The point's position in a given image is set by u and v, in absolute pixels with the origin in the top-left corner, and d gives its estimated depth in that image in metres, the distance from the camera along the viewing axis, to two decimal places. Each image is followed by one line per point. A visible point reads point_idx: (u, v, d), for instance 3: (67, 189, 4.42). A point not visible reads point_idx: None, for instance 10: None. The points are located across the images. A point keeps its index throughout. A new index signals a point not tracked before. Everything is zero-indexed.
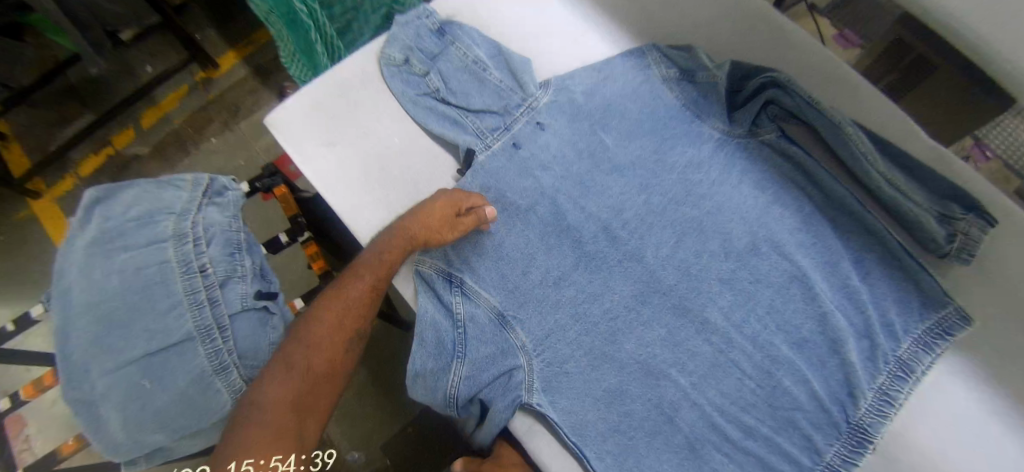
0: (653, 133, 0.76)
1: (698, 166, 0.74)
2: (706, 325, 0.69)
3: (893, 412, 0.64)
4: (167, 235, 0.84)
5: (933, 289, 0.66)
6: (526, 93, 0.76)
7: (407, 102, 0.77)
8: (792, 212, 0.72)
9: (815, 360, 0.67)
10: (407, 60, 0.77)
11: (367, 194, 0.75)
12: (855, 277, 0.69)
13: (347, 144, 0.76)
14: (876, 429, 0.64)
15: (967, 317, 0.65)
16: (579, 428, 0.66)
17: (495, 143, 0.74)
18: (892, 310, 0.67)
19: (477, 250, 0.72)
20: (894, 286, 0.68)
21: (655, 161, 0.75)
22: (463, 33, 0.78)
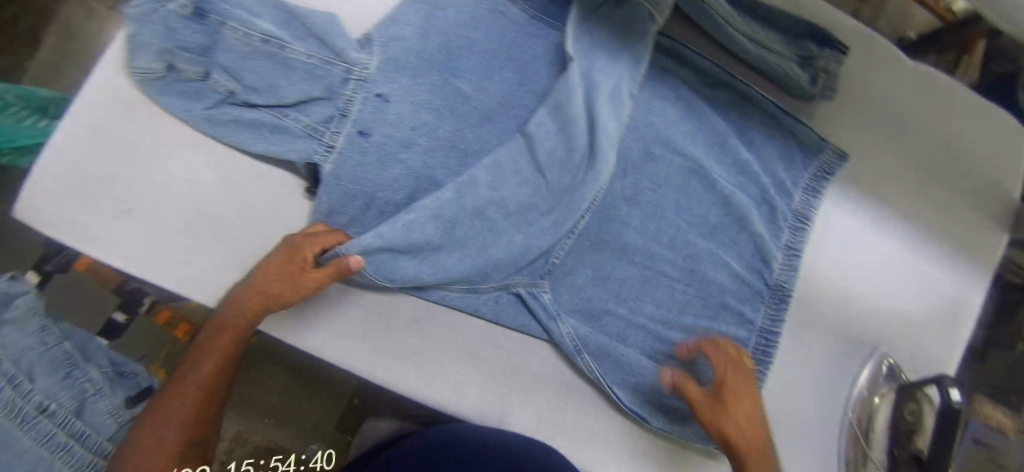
0: (510, 62, 0.65)
1: (585, 78, 0.65)
2: (630, 248, 0.68)
3: (797, 261, 0.70)
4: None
5: (810, 138, 0.70)
6: (347, 61, 0.60)
7: (200, 122, 0.58)
8: (673, 104, 0.68)
9: (731, 240, 0.70)
10: (172, 66, 0.57)
11: (202, 255, 0.58)
12: (743, 148, 0.70)
13: (146, 204, 0.58)
14: (789, 283, 0.70)
15: (839, 154, 0.70)
16: (548, 394, 0.65)
17: (337, 138, 0.60)
18: (780, 170, 0.70)
19: (378, 262, 0.60)
20: (776, 146, 0.70)
21: (525, 94, 0.65)
22: (233, 5, 0.58)
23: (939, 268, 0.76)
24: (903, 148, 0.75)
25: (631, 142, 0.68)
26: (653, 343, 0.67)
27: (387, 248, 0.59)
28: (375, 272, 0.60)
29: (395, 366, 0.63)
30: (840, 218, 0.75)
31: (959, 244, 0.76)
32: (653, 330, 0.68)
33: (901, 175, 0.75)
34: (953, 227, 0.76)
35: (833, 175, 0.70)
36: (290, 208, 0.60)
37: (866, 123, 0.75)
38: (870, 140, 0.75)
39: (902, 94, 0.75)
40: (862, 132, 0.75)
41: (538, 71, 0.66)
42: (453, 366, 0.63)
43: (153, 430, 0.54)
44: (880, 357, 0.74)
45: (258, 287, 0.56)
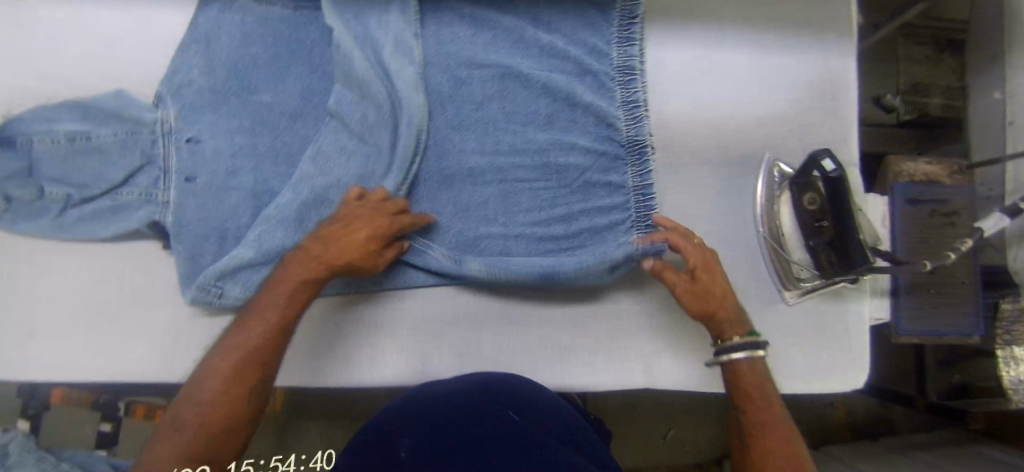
0: (296, 58, 0.69)
1: (362, 40, 0.68)
2: (478, 168, 0.70)
3: (640, 114, 0.71)
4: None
5: None
6: (149, 124, 0.65)
7: (54, 232, 0.64)
8: (461, 25, 0.70)
9: (570, 120, 0.71)
10: (7, 196, 0.62)
11: (106, 340, 0.64)
12: (542, 33, 0.70)
13: (43, 317, 0.64)
14: (642, 134, 0.70)
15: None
16: (455, 333, 0.69)
17: (171, 192, 0.65)
18: (587, 36, 0.71)
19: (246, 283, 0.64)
20: (573, 18, 0.71)
21: (321, 79, 0.69)
22: (32, 123, 0.63)
23: (790, 56, 0.75)
24: None
25: (436, 76, 0.70)
26: (535, 247, 0.69)
27: (247, 263, 0.63)
28: (216, 302, 0.64)
29: (313, 364, 0.67)
30: (673, 54, 0.74)
31: (798, 27, 0.75)
32: (530, 235, 0.69)
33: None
34: (790, 17, 0.75)
35: (637, 18, 0.70)
36: (162, 269, 0.66)
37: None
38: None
39: None
40: None
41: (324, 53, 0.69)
42: (364, 341, 0.68)
43: (204, 393, 0.54)
44: (769, 164, 0.73)
45: (324, 240, 0.60)
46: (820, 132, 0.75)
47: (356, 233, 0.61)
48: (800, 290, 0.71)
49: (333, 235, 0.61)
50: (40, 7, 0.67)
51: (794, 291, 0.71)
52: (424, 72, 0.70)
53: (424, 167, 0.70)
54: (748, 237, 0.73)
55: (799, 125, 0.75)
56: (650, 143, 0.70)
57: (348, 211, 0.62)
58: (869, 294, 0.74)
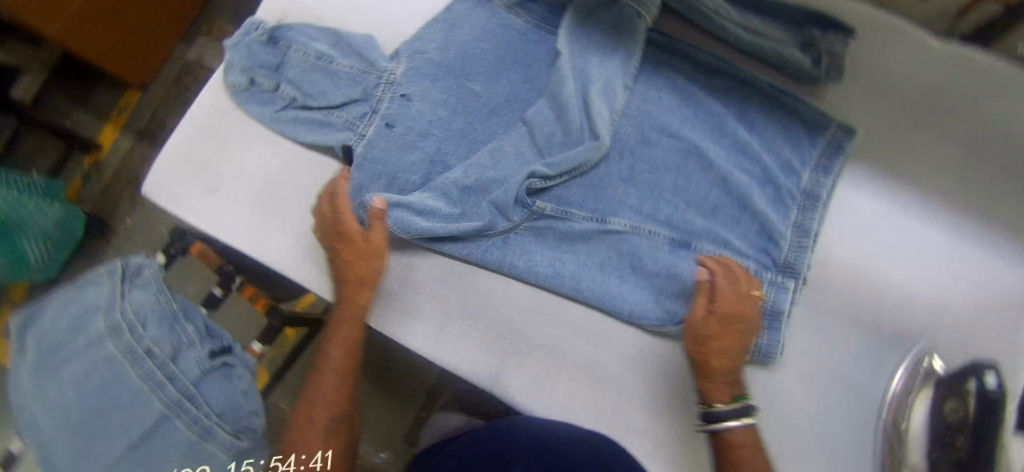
0: (515, 65, 0.76)
1: (580, 72, 0.73)
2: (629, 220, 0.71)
3: (807, 244, 0.68)
4: (117, 353, 0.81)
5: (814, 118, 0.70)
6: (380, 70, 0.75)
7: (269, 121, 0.75)
8: (668, 93, 0.73)
9: (735, 218, 0.70)
10: (252, 80, 0.75)
11: (264, 222, 0.74)
12: (743, 129, 0.71)
13: (228, 182, 0.75)
14: (800, 263, 0.68)
15: (846, 130, 0.69)
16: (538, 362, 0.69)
17: (369, 129, 0.73)
18: (784, 149, 0.71)
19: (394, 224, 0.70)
20: (776, 128, 0.71)
21: (529, 90, 0.75)
22: (297, 33, 0.76)
23: (990, 255, 0.69)
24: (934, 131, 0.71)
25: (627, 126, 0.73)
26: (649, 318, 0.68)
27: (402, 203, 0.71)
28: (366, 220, 0.71)
29: (408, 323, 0.71)
30: (860, 201, 0.72)
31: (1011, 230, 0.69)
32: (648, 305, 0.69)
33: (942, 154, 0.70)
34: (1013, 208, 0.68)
35: (844, 152, 0.69)
36: (330, 187, 0.74)
37: (894, 98, 0.72)
38: (899, 112, 0.72)
39: (924, 78, 0.71)
40: (885, 120, 0.72)
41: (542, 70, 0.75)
42: (457, 327, 0.71)
43: (313, 398, 0.70)
44: (918, 353, 0.67)
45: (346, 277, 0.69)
46: (995, 345, 0.67)
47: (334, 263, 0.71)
48: None
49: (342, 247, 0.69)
50: None
51: None
52: (620, 119, 0.73)
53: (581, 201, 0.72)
54: (865, 416, 0.67)
55: (971, 327, 0.68)
56: (804, 274, 0.68)
57: (333, 225, 0.70)
58: None
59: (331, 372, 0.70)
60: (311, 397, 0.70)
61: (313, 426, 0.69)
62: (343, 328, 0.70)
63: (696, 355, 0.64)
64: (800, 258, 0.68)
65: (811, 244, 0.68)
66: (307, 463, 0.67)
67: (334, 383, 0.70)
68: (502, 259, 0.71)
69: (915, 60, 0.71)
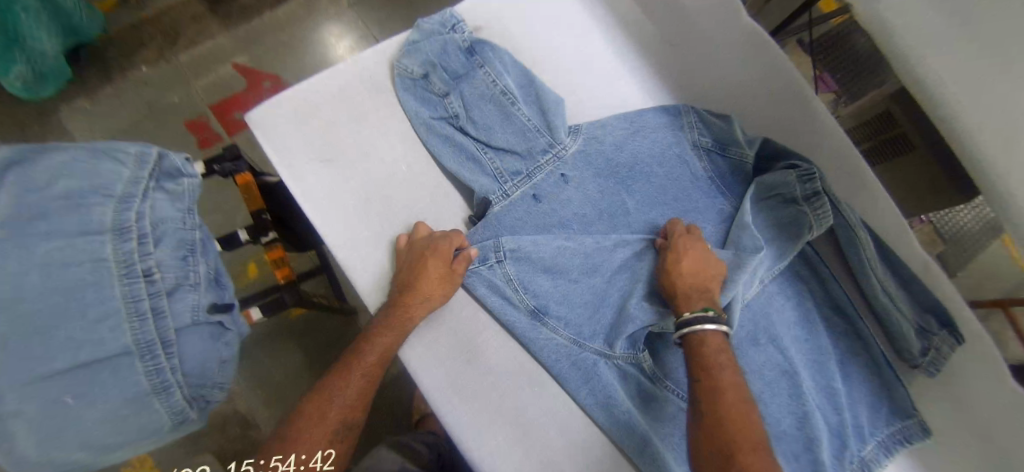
0: (675, 203, 0.73)
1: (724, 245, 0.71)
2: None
3: None
4: (105, 227, 0.58)
5: (904, 401, 0.70)
6: (555, 138, 0.69)
7: (419, 124, 0.68)
8: (791, 307, 0.73)
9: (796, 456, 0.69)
10: (426, 76, 0.68)
11: (361, 222, 0.65)
12: (839, 379, 0.72)
13: (343, 161, 0.66)
14: None
15: (924, 430, 0.69)
16: None
17: (515, 192, 0.68)
18: (863, 414, 0.72)
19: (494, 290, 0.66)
20: (864, 390, 0.73)
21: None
22: (495, 57, 0.69)
23: None
24: None
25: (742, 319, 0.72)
26: None
27: (512, 283, 0.66)
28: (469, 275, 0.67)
29: (455, 404, 0.65)
30: None
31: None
32: None
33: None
34: None
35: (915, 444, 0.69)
36: (445, 223, 0.68)
37: (967, 424, 0.70)
38: (967, 441, 0.70)
39: None
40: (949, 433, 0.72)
41: (696, 221, 0.73)
42: (499, 433, 0.64)
43: (315, 400, 0.58)
44: None
45: (409, 283, 0.62)
46: None
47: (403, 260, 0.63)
48: None
49: (425, 252, 0.62)
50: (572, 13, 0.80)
51: None
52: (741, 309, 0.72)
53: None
54: None
55: None
56: None
57: (428, 235, 0.64)
58: None
59: (352, 387, 0.58)
60: (315, 406, 0.57)
61: (301, 431, 0.56)
62: (384, 336, 0.60)
63: (710, 354, 0.56)
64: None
65: None
66: (307, 464, 0.54)
67: (348, 395, 0.58)
68: (579, 389, 0.65)
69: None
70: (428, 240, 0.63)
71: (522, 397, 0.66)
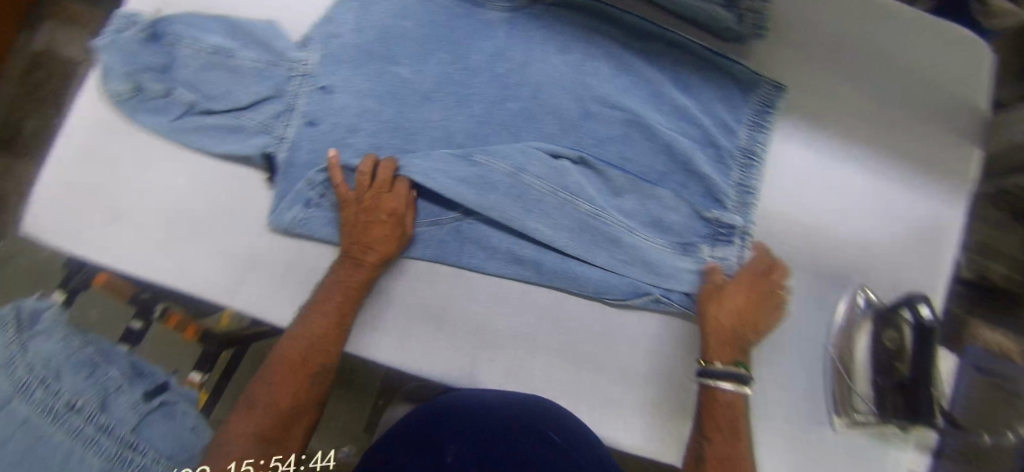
0: (445, 43, 0.69)
1: (502, 54, 0.70)
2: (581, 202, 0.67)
3: (750, 205, 0.69)
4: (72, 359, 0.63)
5: (746, 74, 0.69)
6: (291, 61, 0.66)
7: (169, 133, 0.66)
8: (605, 60, 0.70)
9: (679, 184, 0.69)
10: (138, 85, 0.64)
11: (184, 249, 0.65)
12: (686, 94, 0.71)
13: (131, 208, 0.65)
14: (746, 225, 0.69)
15: (776, 86, 0.70)
16: (508, 360, 0.68)
17: (289, 132, 0.66)
18: (727, 112, 0.70)
19: (331, 224, 0.65)
20: (716, 87, 0.70)
21: (462, 67, 0.69)
22: (183, 26, 0.65)
23: (910, 190, 0.73)
24: (853, 83, 0.74)
25: (570, 103, 0.69)
26: (591, 292, 0.68)
27: (345, 211, 0.65)
28: (298, 231, 0.65)
29: (379, 337, 0.69)
30: (787, 149, 0.74)
31: (929, 166, 0.73)
32: (592, 286, 0.67)
33: (862, 76, 0.74)
34: (923, 149, 0.74)
35: (776, 103, 0.70)
36: (253, 201, 0.66)
37: (796, 45, 0.74)
38: (807, 58, 0.74)
39: (847, 28, 0.74)
40: (806, 70, 0.74)
41: (475, 44, 0.70)
42: (423, 333, 0.69)
43: (276, 379, 0.59)
44: (855, 290, 0.72)
45: (366, 239, 0.63)
46: (921, 277, 0.72)
47: (377, 225, 0.63)
48: (851, 419, 0.69)
49: (369, 209, 0.63)
50: None
51: (844, 419, 0.70)
52: (563, 92, 0.70)
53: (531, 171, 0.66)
54: (815, 354, 0.72)
55: (898, 262, 0.73)
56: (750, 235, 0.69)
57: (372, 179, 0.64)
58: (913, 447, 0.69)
59: (305, 354, 0.60)
60: (277, 381, 0.59)
61: (262, 408, 0.58)
62: (326, 302, 0.62)
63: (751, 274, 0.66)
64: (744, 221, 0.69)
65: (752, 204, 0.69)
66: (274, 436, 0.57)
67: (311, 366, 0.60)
68: (461, 253, 0.68)
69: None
70: (360, 192, 0.64)
71: (419, 297, 0.69)
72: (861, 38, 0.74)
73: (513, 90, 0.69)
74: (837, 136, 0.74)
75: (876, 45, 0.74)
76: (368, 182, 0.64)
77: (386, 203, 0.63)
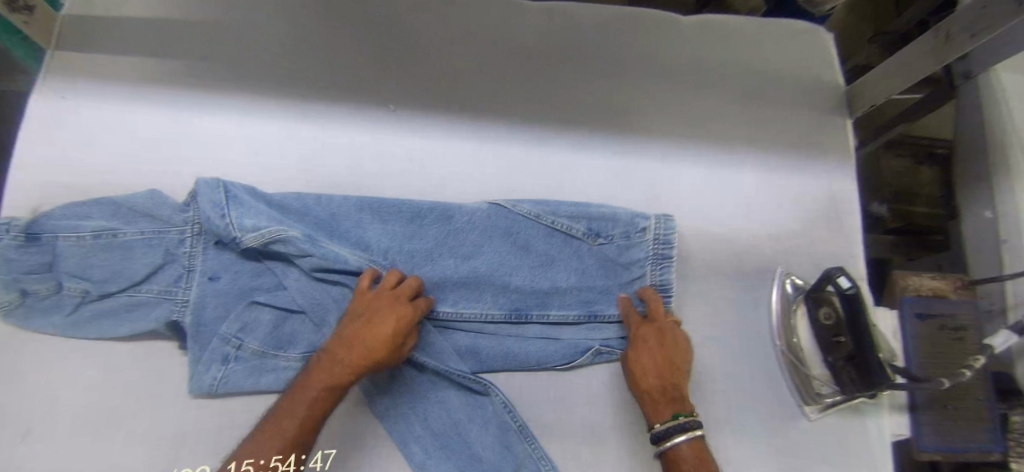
0: (343, 159, 0.72)
1: (383, 166, 0.72)
2: (507, 297, 0.67)
3: (668, 242, 0.69)
4: None
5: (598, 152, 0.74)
6: (178, 225, 0.66)
7: (64, 328, 0.63)
8: (469, 139, 0.74)
9: (571, 259, 0.69)
10: (23, 291, 0.62)
11: (105, 448, 0.61)
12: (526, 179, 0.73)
13: (40, 418, 0.61)
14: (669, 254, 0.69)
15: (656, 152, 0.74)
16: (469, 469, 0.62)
17: (189, 294, 0.64)
18: (586, 163, 0.74)
19: (251, 369, 0.63)
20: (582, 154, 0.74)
21: (343, 215, 0.67)
22: (58, 219, 0.64)
23: (796, 175, 0.79)
24: (701, 98, 0.79)
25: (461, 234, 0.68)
26: (532, 363, 0.67)
27: (268, 352, 0.64)
28: (219, 387, 0.62)
29: None
30: (676, 155, 0.77)
31: (791, 150, 0.80)
32: (533, 357, 0.67)
33: (686, 97, 0.78)
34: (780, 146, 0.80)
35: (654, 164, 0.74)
36: (174, 371, 0.64)
37: (607, 91, 0.77)
38: (629, 92, 0.77)
39: (688, 51, 0.80)
40: (654, 98, 0.77)
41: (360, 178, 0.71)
42: (376, 458, 0.63)
43: None
44: (782, 278, 0.75)
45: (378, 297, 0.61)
46: (837, 248, 0.77)
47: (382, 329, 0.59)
48: (820, 405, 0.70)
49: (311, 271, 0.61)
50: (86, 109, 0.71)
51: (814, 405, 0.70)
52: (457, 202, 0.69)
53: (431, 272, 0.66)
54: (767, 354, 0.72)
55: (813, 241, 0.77)
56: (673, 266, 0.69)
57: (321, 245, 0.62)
58: (886, 411, 0.72)
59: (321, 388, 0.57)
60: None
61: None
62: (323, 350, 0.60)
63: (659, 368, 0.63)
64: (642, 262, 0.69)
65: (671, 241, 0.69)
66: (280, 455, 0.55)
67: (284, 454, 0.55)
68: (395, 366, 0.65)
69: (670, 22, 0.80)
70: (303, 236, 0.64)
71: (365, 423, 0.64)
72: (692, 57, 0.80)
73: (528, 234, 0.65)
74: (715, 143, 0.78)
75: (711, 68, 0.80)
76: (383, 292, 0.62)
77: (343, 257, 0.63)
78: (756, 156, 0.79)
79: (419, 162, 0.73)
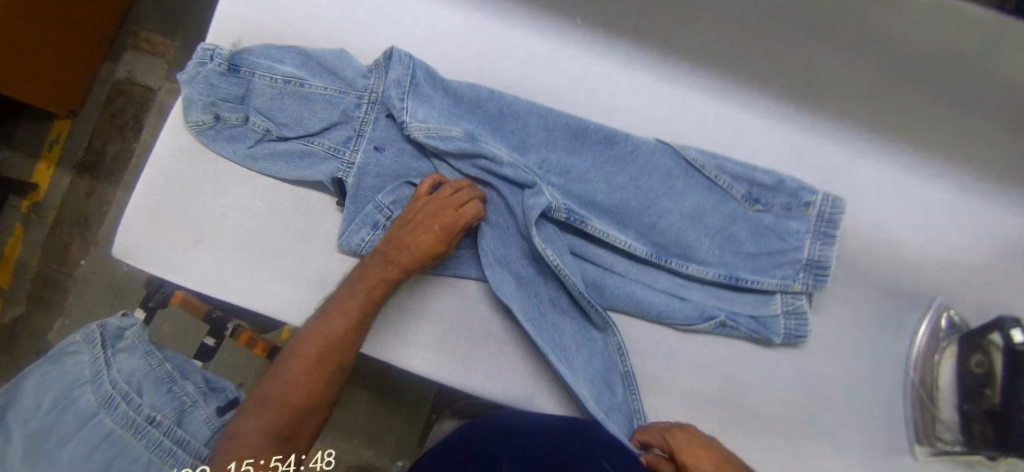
0: (519, 66, 0.72)
1: (556, 82, 0.72)
2: (649, 237, 0.67)
3: (832, 236, 0.64)
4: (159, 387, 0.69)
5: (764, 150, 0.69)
6: (358, 89, 0.68)
7: (243, 158, 0.68)
8: (646, 76, 0.72)
9: (724, 219, 0.66)
10: (217, 116, 0.68)
11: (258, 273, 0.68)
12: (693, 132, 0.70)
13: (211, 232, 0.69)
14: (828, 256, 0.64)
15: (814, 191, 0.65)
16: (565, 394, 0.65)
17: (357, 157, 0.67)
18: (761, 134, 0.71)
19: None
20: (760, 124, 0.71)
21: (511, 113, 0.68)
22: (256, 57, 0.68)
23: (990, 205, 0.71)
24: None
25: (620, 165, 0.68)
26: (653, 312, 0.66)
27: None
28: (364, 248, 0.67)
29: (430, 357, 0.66)
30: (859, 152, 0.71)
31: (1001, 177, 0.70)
32: (655, 306, 0.66)
33: None
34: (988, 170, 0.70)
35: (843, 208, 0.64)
36: (327, 223, 0.69)
37: (812, 65, 0.66)
38: None
39: None
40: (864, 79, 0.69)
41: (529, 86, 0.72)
42: (483, 355, 0.66)
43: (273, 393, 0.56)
44: (939, 309, 0.69)
45: (397, 240, 0.61)
46: (1012, 296, 0.69)
47: (424, 238, 0.61)
48: (935, 447, 0.66)
49: (397, 246, 0.61)
50: None
51: (927, 446, 0.66)
52: (614, 142, 0.68)
53: (579, 194, 0.66)
54: (894, 380, 0.68)
55: (984, 281, 0.69)
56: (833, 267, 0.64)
57: (424, 215, 0.62)
58: None
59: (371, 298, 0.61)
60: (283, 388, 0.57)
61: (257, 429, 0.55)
62: (347, 311, 0.60)
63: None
64: (801, 234, 0.65)
65: (836, 236, 0.64)
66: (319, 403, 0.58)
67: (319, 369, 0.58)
68: (524, 274, 0.67)
69: None
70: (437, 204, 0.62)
71: (482, 320, 0.67)
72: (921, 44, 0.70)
73: (631, 211, 0.66)
74: (913, 148, 0.70)
75: None
76: (437, 197, 0.62)
77: (429, 236, 0.61)
78: (951, 173, 0.71)
79: (590, 85, 0.72)
